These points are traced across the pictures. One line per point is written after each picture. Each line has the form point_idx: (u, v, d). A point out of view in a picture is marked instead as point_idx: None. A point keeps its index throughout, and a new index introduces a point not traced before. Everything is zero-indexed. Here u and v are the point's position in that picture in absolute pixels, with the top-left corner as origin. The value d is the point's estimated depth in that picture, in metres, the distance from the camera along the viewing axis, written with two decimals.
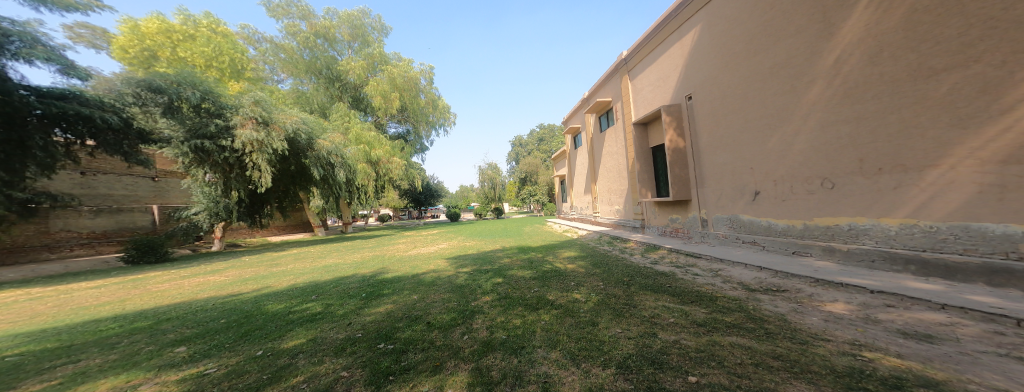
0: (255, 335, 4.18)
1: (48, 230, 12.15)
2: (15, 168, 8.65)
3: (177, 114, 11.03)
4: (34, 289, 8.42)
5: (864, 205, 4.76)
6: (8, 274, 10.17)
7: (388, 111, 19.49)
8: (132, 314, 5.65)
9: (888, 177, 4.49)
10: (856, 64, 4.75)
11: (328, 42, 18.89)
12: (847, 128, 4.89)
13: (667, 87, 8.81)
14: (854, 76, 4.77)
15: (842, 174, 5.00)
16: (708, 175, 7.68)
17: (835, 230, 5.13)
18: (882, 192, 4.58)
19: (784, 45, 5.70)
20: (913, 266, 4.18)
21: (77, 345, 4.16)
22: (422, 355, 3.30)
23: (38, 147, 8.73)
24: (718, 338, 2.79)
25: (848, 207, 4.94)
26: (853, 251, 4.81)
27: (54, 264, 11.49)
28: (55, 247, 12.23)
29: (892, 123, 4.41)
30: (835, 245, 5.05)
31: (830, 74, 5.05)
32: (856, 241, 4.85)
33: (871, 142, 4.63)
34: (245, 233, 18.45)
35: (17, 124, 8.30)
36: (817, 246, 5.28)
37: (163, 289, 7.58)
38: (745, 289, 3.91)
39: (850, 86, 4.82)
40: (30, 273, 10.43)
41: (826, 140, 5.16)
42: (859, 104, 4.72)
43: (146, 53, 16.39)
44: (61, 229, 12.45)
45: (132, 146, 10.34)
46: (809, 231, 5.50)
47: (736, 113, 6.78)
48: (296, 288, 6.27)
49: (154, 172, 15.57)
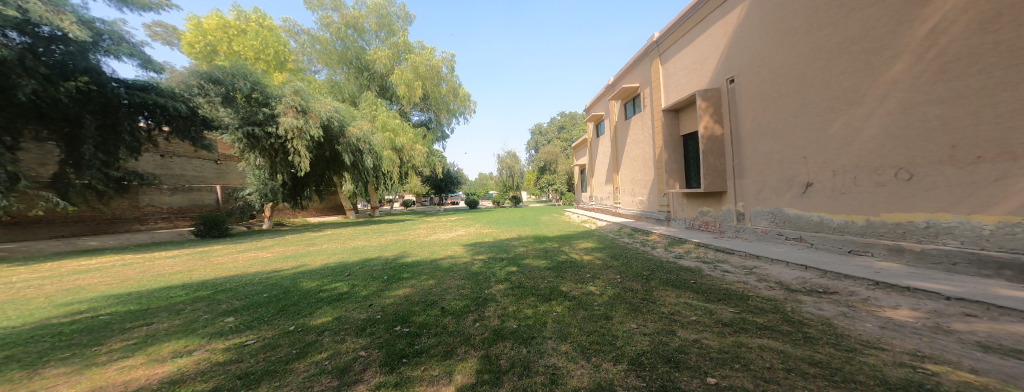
0: (290, 310, 4.46)
1: (138, 204, 13.95)
2: (111, 150, 10.05)
3: (233, 103, 12.03)
4: (124, 255, 9.79)
5: (951, 199, 4.03)
6: (108, 240, 11.94)
7: (412, 99, 20.22)
8: (194, 283, 6.29)
9: (989, 167, 3.75)
10: (958, 33, 3.95)
11: (357, 33, 19.69)
12: (937, 109, 4.11)
13: (707, 70, 8.09)
14: (954, 47, 3.97)
15: (924, 164, 4.24)
16: (750, 165, 6.98)
17: (907, 227, 4.41)
18: (977, 185, 3.84)
19: (858, 15, 4.85)
20: (1009, 272, 3.49)
21: (151, 309, 4.69)
22: (435, 339, 3.33)
23: (126, 132, 10.03)
24: (745, 340, 2.51)
25: (928, 201, 4.21)
26: (927, 252, 4.14)
27: (144, 233, 13.29)
28: (143, 219, 14.05)
29: (1007, 102, 3.63)
30: (905, 244, 4.36)
31: (919, 46, 4.24)
32: (934, 241, 4.15)
33: (970, 125, 3.87)
34: (289, 214, 20.10)
35: (111, 111, 9.72)
36: (881, 245, 4.59)
37: (221, 262, 8.39)
38: (784, 290, 3.50)
39: (947, 59, 4.02)
40: (123, 241, 12.12)
41: (907, 123, 4.38)
42: (959, 80, 3.94)
43: (208, 47, 18.48)
44: (148, 204, 14.23)
45: (198, 131, 11.71)
46: (872, 228, 4.79)
47: (789, 96, 6.00)
48: (327, 267, 6.65)
49: (217, 156, 17.19)
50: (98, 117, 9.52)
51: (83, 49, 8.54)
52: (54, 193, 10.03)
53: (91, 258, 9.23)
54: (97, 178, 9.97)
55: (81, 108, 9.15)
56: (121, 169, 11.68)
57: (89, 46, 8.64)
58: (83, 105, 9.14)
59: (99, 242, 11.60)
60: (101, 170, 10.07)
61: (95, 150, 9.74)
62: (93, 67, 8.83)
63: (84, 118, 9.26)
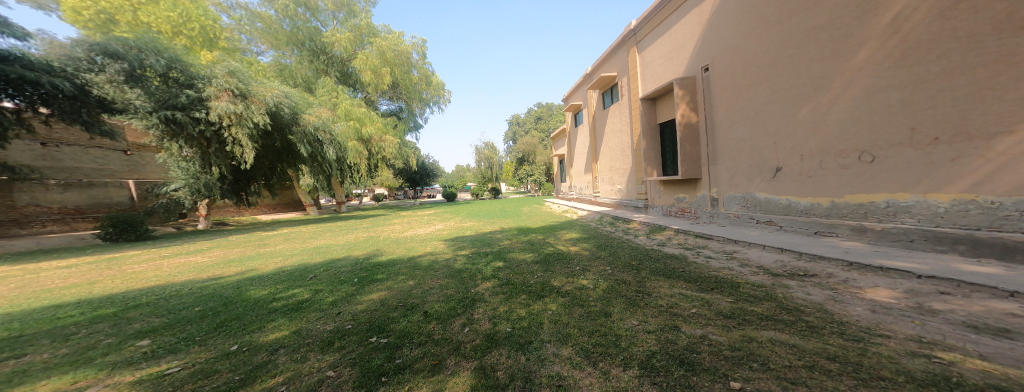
0: (232, 326, 3.78)
1: (14, 205, 11.53)
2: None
3: (143, 83, 10.01)
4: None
5: (909, 179, 4.38)
6: None
7: (378, 87, 18.67)
8: (98, 299, 5.19)
9: (945, 148, 4.07)
10: (920, 21, 4.20)
11: (310, 12, 17.39)
12: (899, 94, 4.41)
13: (681, 59, 8.24)
14: (915, 35, 4.23)
15: (885, 146, 4.57)
16: (723, 151, 7.27)
17: (869, 208, 4.78)
18: (935, 165, 4.17)
19: (827, 5, 5.06)
20: (962, 247, 3.87)
21: (27, 336, 3.71)
22: (419, 351, 2.94)
23: None
24: (753, 334, 2.52)
25: (889, 182, 4.56)
26: (888, 230, 4.51)
27: (25, 240, 10.88)
28: (24, 222, 11.65)
29: (961, 86, 3.93)
30: (867, 224, 4.74)
31: (884, 35, 4.48)
32: (894, 219, 4.53)
33: (928, 109, 4.18)
34: (233, 212, 17.90)
35: None
36: (845, 226, 4.98)
37: (140, 270, 7.11)
38: (769, 274, 3.65)
39: (909, 46, 4.29)
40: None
41: (871, 108, 4.68)
42: (919, 66, 4.23)
43: (102, 16, 14.52)
44: (29, 203, 11.83)
45: (94, 115, 9.78)
46: (837, 209, 5.17)
47: (760, 82, 6.24)
48: (283, 271, 5.86)
49: (126, 145, 14.67)
50: None
51: None
52: None
53: None
54: None
55: None
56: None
57: None
58: None
59: None
60: None
61: None
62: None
63: None
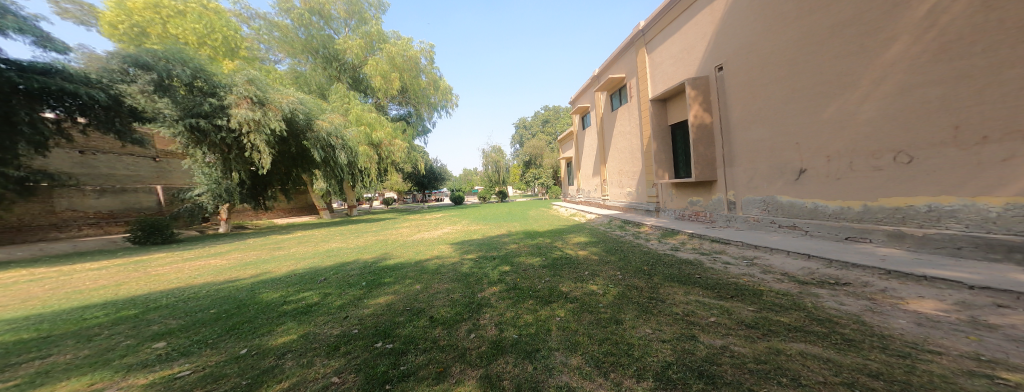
0: (243, 329, 3.76)
1: (54, 210, 12.16)
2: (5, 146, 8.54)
3: (171, 92, 10.53)
4: (36, 269, 8.27)
5: (953, 181, 4.05)
6: (16, 252, 10.19)
7: (389, 92, 19.03)
8: (122, 300, 5.34)
9: (995, 147, 3.75)
10: (960, 12, 3.92)
11: (323, 20, 17.96)
12: (938, 90, 4.10)
13: (693, 59, 8.02)
14: (955, 27, 3.95)
15: (925, 146, 4.25)
16: (740, 153, 6.98)
17: (907, 212, 4.45)
18: (983, 165, 3.85)
19: None
20: (1018, 255, 3.52)
21: (54, 336, 3.81)
22: (424, 357, 2.83)
23: (24, 122, 8.44)
24: (780, 346, 2.30)
25: (930, 185, 4.23)
26: (930, 237, 4.17)
27: (63, 243, 11.46)
28: (62, 226, 12.27)
29: (1011, 80, 3.63)
30: (906, 230, 4.40)
31: (918, 28, 4.21)
32: (937, 224, 4.18)
33: (973, 106, 3.87)
34: (250, 216, 18.43)
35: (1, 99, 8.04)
36: (880, 231, 4.63)
37: (162, 272, 7.32)
38: (795, 282, 3.40)
39: (948, 39, 4.01)
40: (38, 252, 10.42)
41: (906, 105, 4.38)
42: (960, 60, 3.93)
43: (135, 29, 15.60)
44: (67, 208, 12.45)
45: (126, 124, 10.22)
46: (869, 214, 4.83)
47: (779, 81, 5.95)
48: (294, 274, 5.90)
49: (155, 152, 15.37)
50: None
51: None
52: None
53: None
54: None
55: None
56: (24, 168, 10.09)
57: None
58: None
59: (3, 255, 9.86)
60: None
61: None
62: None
63: None
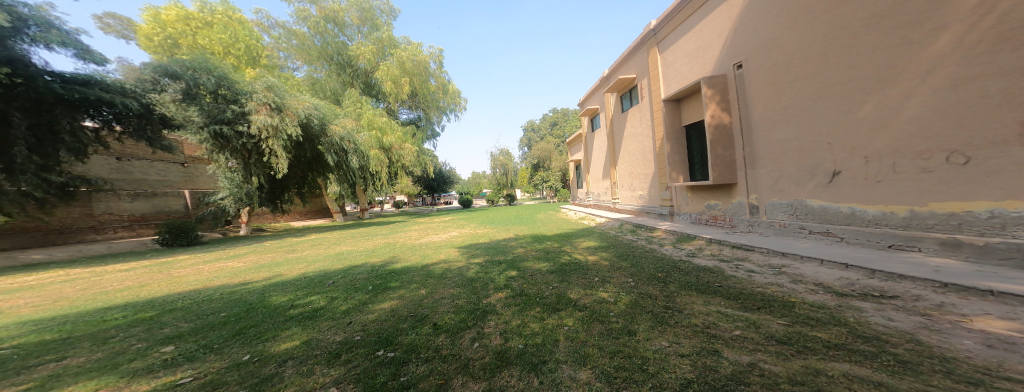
0: (249, 334, 3.72)
1: (92, 213, 12.79)
2: (48, 153, 9.01)
3: (197, 100, 10.98)
4: (72, 270, 8.69)
5: (1021, 184, 3.64)
6: (56, 253, 10.78)
7: (399, 96, 19.34)
8: (141, 302, 5.46)
9: None
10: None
11: (337, 27, 18.51)
12: (998, 84, 3.73)
13: (710, 57, 7.72)
14: (1016, 14, 3.62)
15: (984, 145, 3.85)
16: (763, 154, 6.59)
17: (963, 218, 4.03)
18: None
19: None
20: None
21: (73, 338, 3.87)
22: (425, 368, 2.67)
23: (65, 131, 8.99)
24: (820, 366, 2.02)
25: (991, 188, 3.82)
26: (992, 247, 3.73)
27: (99, 245, 12.06)
28: (100, 228, 12.92)
29: None
30: (962, 238, 3.97)
31: (971, 17, 3.89)
32: (1001, 232, 3.76)
33: None
34: (268, 219, 18.98)
35: (45, 108, 8.60)
36: (931, 239, 4.20)
37: (183, 274, 7.51)
38: (832, 294, 3.07)
39: (1008, 27, 3.67)
40: (76, 253, 10.99)
41: (960, 101, 3.99)
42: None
43: (168, 41, 16.71)
44: (104, 211, 13.09)
45: (157, 132, 10.66)
46: (918, 219, 4.41)
47: (808, 78, 5.57)
48: (304, 277, 5.91)
49: (183, 158, 16.07)
50: (29, 115, 8.34)
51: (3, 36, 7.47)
52: None
53: (31, 275, 8.14)
54: (32, 183, 8.97)
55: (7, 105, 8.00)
56: (65, 173, 10.47)
57: (10, 32, 7.60)
58: (8, 101, 8.01)
59: (45, 256, 10.45)
60: (38, 175, 9.08)
61: (29, 152, 8.65)
62: (18, 57, 7.82)
63: (12, 117, 8.10)
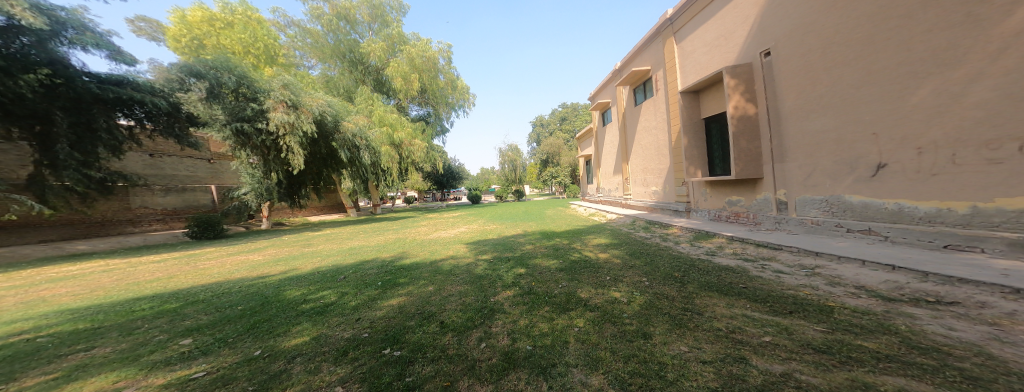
0: (262, 328, 3.73)
1: (130, 206, 13.51)
2: (88, 150, 9.44)
3: (220, 99, 11.27)
4: (110, 261, 9.17)
5: None
6: (98, 245, 11.43)
7: (409, 93, 19.44)
8: (167, 294, 5.65)
9: None
10: None
11: (349, 25, 18.68)
12: None
13: (733, 44, 7.27)
14: None
15: None
16: (794, 147, 6.15)
17: None
18: None
19: None
20: None
21: (102, 328, 4.00)
22: (431, 368, 2.56)
23: (102, 129, 9.44)
24: (870, 379, 1.77)
25: None
26: None
27: (136, 237, 12.73)
28: (137, 221, 13.62)
29: None
30: None
31: None
32: None
33: None
34: (287, 214, 19.56)
35: (83, 107, 9.05)
36: (997, 239, 3.77)
37: (208, 266, 7.78)
38: (877, 299, 2.76)
39: None
40: (115, 245, 11.62)
41: None
42: None
43: (193, 42, 17.50)
44: (140, 205, 13.82)
45: (184, 129, 11.15)
46: (982, 217, 3.96)
47: (849, 62, 5.10)
48: (317, 272, 5.96)
49: (209, 155, 16.72)
50: (70, 113, 8.87)
51: (41, 38, 7.91)
52: (32, 196, 9.54)
53: (74, 265, 8.65)
54: (76, 179, 9.38)
55: (50, 104, 8.53)
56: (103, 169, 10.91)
57: (49, 35, 8.02)
58: (51, 101, 8.54)
59: (88, 247, 11.10)
60: (80, 171, 9.48)
61: (71, 149, 9.14)
62: (58, 59, 8.24)
63: (55, 116, 8.66)
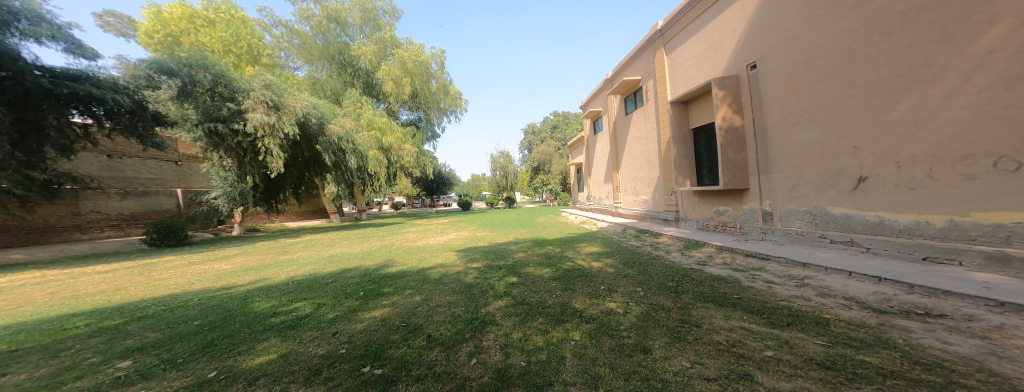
0: (219, 346, 3.38)
1: (79, 211, 12.41)
2: (32, 149, 8.65)
3: (192, 98, 10.64)
4: (49, 271, 8.29)
5: None
6: (36, 253, 10.37)
7: (399, 97, 19.07)
8: (110, 309, 5.11)
9: None
10: None
11: (340, 27, 18.23)
12: None
13: (721, 57, 7.50)
14: None
15: None
16: (779, 159, 6.35)
17: (1011, 230, 3.79)
18: None
19: None
20: None
21: (22, 350, 3.53)
22: (416, 388, 2.35)
23: (51, 127, 8.63)
24: None
25: None
26: None
27: (83, 244, 11.65)
28: (85, 227, 12.52)
29: None
30: (1010, 252, 3.71)
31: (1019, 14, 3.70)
32: None
33: None
34: (263, 219, 18.60)
35: (31, 103, 8.25)
36: (974, 252, 3.95)
37: (164, 276, 7.16)
38: (869, 311, 2.78)
39: None
40: (58, 253, 10.59)
41: (1009, 102, 3.77)
42: None
43: (170, 38, 16.40)
44: (91, 210, 12.72)
45: (149, 129, 10.30)
46: (958, 230, 4.16)
47: (832, 77, 5.32)
48: (291, 282, 5.58)
49: (177, 156, 15.73)
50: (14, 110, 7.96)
51: None
52: None
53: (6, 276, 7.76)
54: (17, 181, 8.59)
55: None
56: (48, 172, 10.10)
57: None
58: None
59: (24, 256, 10.05)
60: (21, 172, 8.67)
61: (12, 148, 8.25)
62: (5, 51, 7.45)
63: None
